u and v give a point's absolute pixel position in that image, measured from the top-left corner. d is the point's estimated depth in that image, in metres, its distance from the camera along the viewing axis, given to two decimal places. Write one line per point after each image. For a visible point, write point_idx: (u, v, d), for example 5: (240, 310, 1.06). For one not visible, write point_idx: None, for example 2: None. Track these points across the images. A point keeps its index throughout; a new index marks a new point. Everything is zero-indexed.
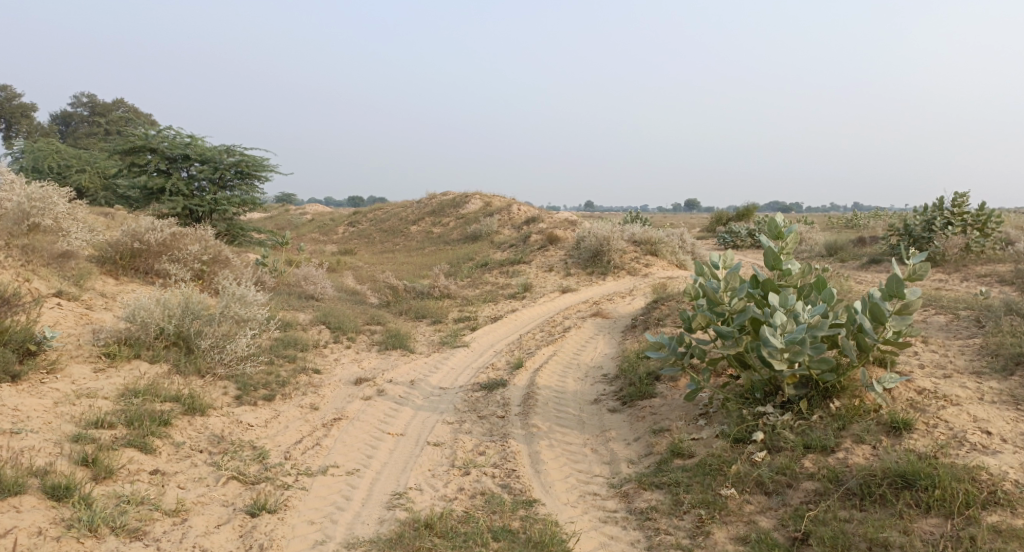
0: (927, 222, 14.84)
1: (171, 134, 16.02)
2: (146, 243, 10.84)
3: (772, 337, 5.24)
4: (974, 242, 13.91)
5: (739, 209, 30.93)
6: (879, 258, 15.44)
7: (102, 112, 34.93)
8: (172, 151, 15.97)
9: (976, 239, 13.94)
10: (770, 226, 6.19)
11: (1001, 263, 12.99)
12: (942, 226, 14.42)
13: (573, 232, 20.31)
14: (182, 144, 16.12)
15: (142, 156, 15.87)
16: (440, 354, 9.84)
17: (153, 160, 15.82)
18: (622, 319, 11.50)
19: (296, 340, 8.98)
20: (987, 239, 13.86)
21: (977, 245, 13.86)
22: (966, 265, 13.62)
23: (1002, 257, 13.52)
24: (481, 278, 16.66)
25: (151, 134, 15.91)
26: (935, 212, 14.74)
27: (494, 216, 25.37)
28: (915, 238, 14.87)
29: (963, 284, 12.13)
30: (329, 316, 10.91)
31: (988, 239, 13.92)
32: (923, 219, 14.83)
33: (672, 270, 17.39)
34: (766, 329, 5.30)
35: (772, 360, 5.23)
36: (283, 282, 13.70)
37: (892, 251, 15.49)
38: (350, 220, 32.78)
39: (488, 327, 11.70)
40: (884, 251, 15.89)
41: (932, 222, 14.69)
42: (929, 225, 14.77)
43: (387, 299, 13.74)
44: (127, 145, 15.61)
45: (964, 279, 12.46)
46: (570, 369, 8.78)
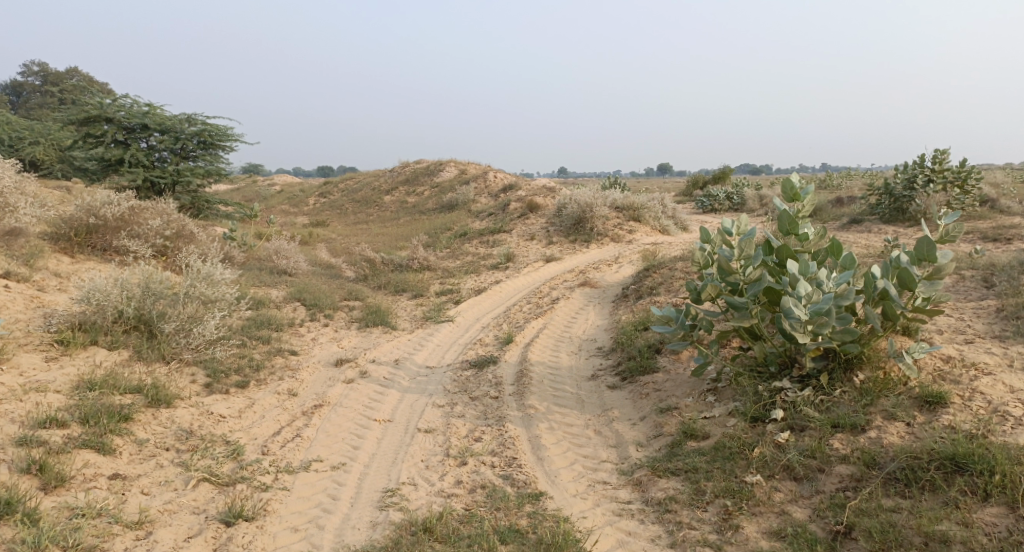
0: (907, 181, 14.27)
1: (127, 102, 15.17)
2: (103, 219, 10.16)
3: (795, 308, 4.77)
4: (954, 201, 13.73)
5: (714, 172, 30.55)
6: (859, 217, 15.10)
7: (56, 83, 33.52)
8: (129, 120, 15.12)
9: (957, 197, 13.70)
10: (784, 188, 5.69)
11: (986, 220, 12.73)
12: (923, 184, 13.93)
13: (552, 199, 19.78)
14: (139, 113, 15.25)
15: (97, 126, 14.95)
16: (424, 331, 9.33)
17: (109, 130, 14.92)
18: (612, 288, 11.06)
19: (269, 320, 8.41)
20: (969, 196, 13.61)
21: (959, 203, 13.62)
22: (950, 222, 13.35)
23: (986, 214, 13.28)
24: (460, 248, 16.12)
25: (106, 102, 15.01)
26: (915, 169, 14.16)
27: (469, 185, 24.73)
28: (896, 197, 14.34)
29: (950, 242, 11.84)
30: (304, 292, 10.33)
31: (970, 197, 13.67)
32: (902, 177, 14.38)
33: (655, 236, 16.98)
34: (787, 298, 4.82)
35: (795, 332, 4.77)
36: (253, 258, 13.08)
37: (872, 210, 15.18)
38: (321, 191, 31.90)
39: (473, 300, 11.20)
40: (864, 211, 15.60)
41: (912, 179, 14.13)
42: (909, 182, 14.14)
43: (364, 273, 13.16)
44: (81, 115, 14.64)
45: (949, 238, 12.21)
46: (563, 343, 8.32)
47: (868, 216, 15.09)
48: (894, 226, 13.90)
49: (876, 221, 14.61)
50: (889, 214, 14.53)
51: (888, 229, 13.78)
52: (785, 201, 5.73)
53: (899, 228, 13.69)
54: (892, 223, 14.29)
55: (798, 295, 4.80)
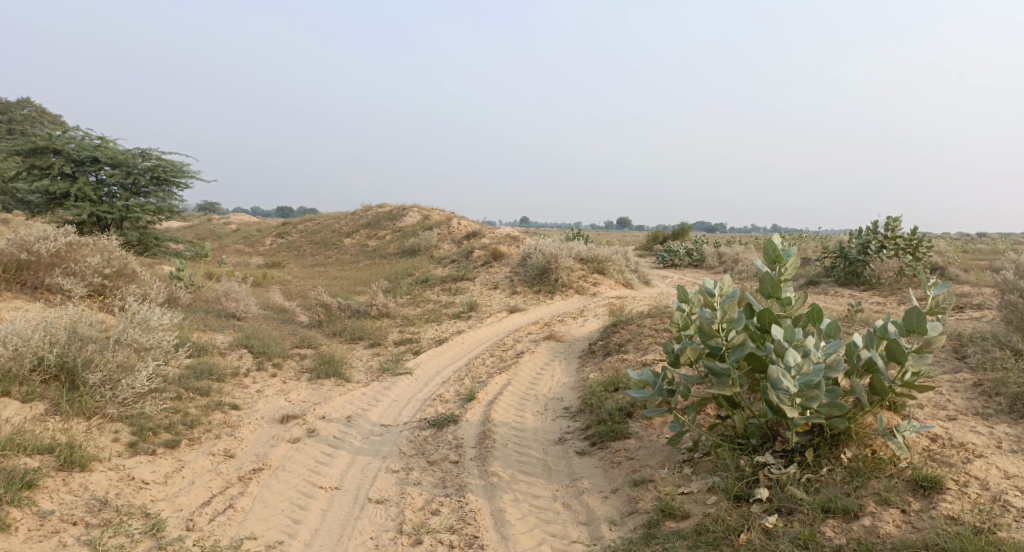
0: (861, 245, 14.22)
1: (78, 134, 14.50)
2: (36, 254, 9.44)
3: (783, 379, 4.33)
4: (906, 267, 13.69)
5: (674, 228, 30.71)
6: (817, 279, 15.03)
7: (7, 112, 32.48)
8: (79, 153, 14.42)
9: (909, 263, 13.72)
10: (765, 249, 5.31)
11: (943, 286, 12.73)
12: (876, 250, 13.88)
13: (515, 248, 19.45)
14: (90, 146, 14.61)
15: (44, 158, 14.16)
16: (380, 384, 8.75)
17: (57, 162, 14.16)
18: (577, 343, 10.61)
19: (211, 370, 7.78)
20: (919, 263, 13.63)
21: (911, 269, 13.65)
22: (902, 288, 13.37)
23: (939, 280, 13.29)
24: (421, 295, 15.60)
25: (55, 133, 14.30)
26: (868, 235, 14.11)
27: (431, 230, 24.32)
28: (850, 261, 14.28)
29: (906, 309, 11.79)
30: (252, 338, 9.69)
31: (922, 263, 13.70)
32: (857, 240, 14.36)
33: (619, 289, 16.70)
34: (774, 368, 4.39)
35: (784, 406, 4.34)
36: (201, 301, 12.40)
37: (828, 272, 15.13)
38: (279, 231, 31.15)
39: (432, 351, 10.64)
40: (820, 273, 15.56)
41: (866, 245, 14.09)
42: (863, 247, 14.11)
43: (319, 318, 12.54)
44: (27, 145, 13.83)
45: (904, 303, 12.18)
46: (527, 402, 7.79)
47: (825, 278, 15.04)
48: (850, 289, 13.82)
49: (833, 283, 14.54)
50: (844, 276, 14.48)
51: (845, 291, 13.69)
52: (766, 263, 5.33)
53: (856, 291, 13.61)
54: (848, 286, 14.21)
55: (787, 365, 4.37)
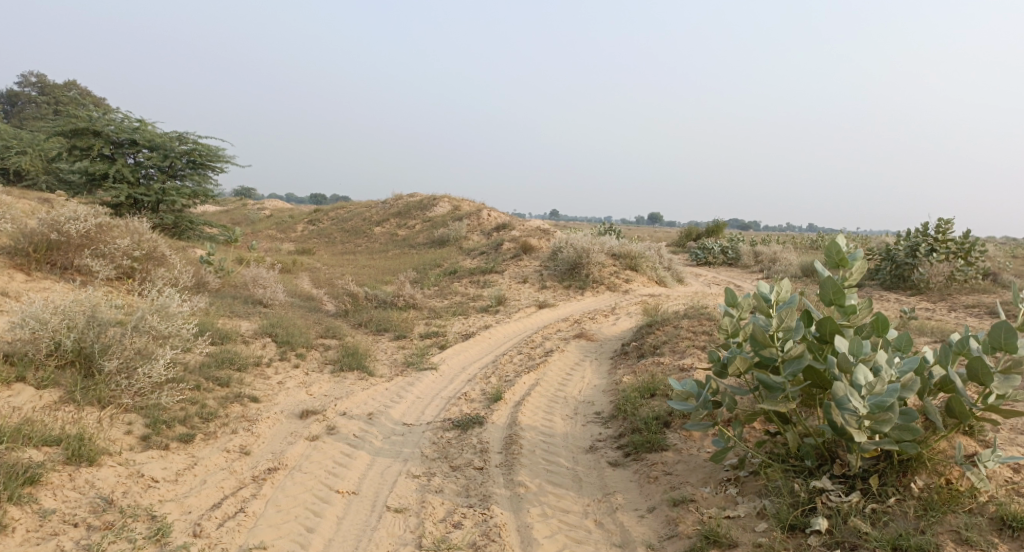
0: (910, 248, 13.66)
1: (117, 116, 14.43)
2: (66, 235, 9.32)
3: (851, 398, 3.97)
4: (957, 272, 13.11)
5: (708, 225, 30.10)
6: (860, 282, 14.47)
7: (50, 94, 32.92)
8: (118, 135, 14.36)
9: (959, 268, 13.11)
10: (828, 251, 4.93)
11: (994, 296, 12.15)
12: (925, 253, 13.31)
13: (547, 242, 19.10)
14: (129, 128, 14.55)
15: (84, 139, 14.13)
16: (403, 379, 8.47)
17: (97, 144, 14.12)
18: (610, 343, 10.24)
19: (232, 359, 7.57)
20: (971, 268, 13.04)
21: (961, 275, 13.04)
22: (951, 294, 12.77)
23: (990, 288, 12.69)
24: (449, 287, 15.33)
25: (96, 115, 14.23)
26: (917, 238, 13.57)
27: (462, 221, 24.06)
28: (897, 264, 13.74)
29: (956, 317, 11.22)
30: (277, 326, 9.47)
31: (973, 269, 13.11)
32: (903, 244, 13.81)
33: (652, 287, 16.27)
34: (841, 386, 4.02)
35: (851, 429, 3.95)
36: (229, 287, 12.25)
37: (872, 275, 14.58)
38: (310, 218, 31.11)
39: (459, 346, 10.34)
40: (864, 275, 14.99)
41: (915, 247, 13.55)
42: (912, 250, 13.58)
43: (346, 307, 12.30)
44: (68, 127, 13.81)
45: (953, 311, 11.63)
46: (556, 404, 7.46)
47: (868, 281, 14.49)
48: (895, 294, 13.26)
49: (876, 287, 13.97)
50: (889, 280, 13.93)
51: (890, 295, 13.12)
52: (829, 266, 4.94)
53: (901, 296, 13.06)
54: (894, 290, 13.66)
55: (855, 383, 4.00)
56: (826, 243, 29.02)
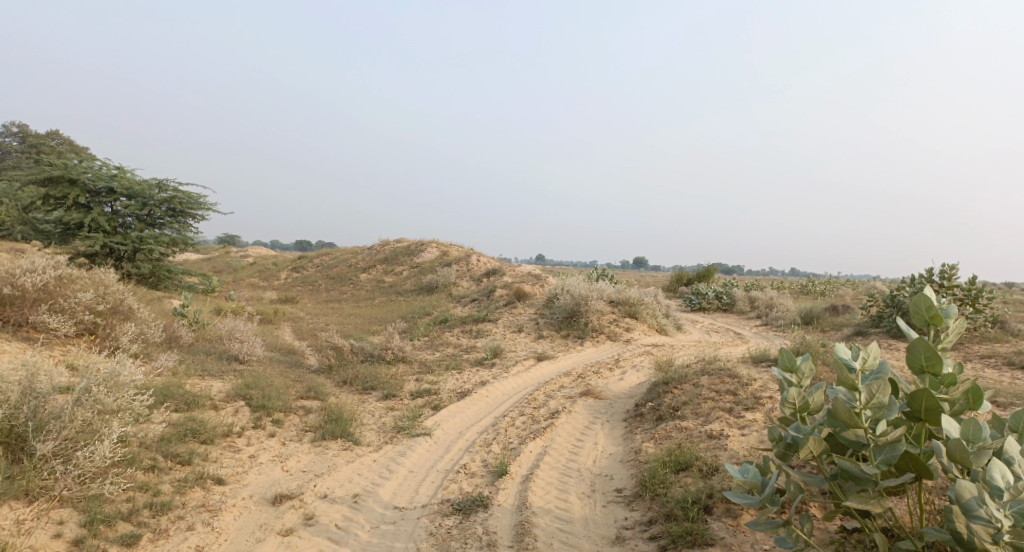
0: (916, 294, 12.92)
1: (95, 164, 13.59)
2: (20, 289, 8.38)
3: (987, 505, 3.18)
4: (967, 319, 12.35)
5: (699, 269, 29.50)
6: (863, 328, 13.56)
7: (33, 141, 32.22)
8: (95, 183, 13.49)
9: (969, 315, 12.36)
10: (916, 307, 4.09)
11: (1010, 345, 11.43)
12: None
13: (541, 288, 18.26)
14: (107, 175, 13.72)
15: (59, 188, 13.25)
16: (394, 447, 7.52)
17: (72, 192, 13.22)
18: (620, 401, 9.33)
19: (197, 431, 6.65)
20: (981, 316, 12.29)
21: (972, 322, 12.27)
22: (964, 344, 11.95)
23: (1002, 336, 11.95)
24: (439, 337, 14.41)
25: (72, 163, 13.38)
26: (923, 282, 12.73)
27: (451, 267, 23.21)
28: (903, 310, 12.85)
29: (973, 368, 10.47)
30: (254, 386, 8.47)
31: (983, 316, 12.39)
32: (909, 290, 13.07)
33: (653, 336, 15.44)
34: (973, 488, 3.22)
35: (990, 545, 3.14)
36: (203, 341, 11.27)
37: (877, 323, 13.73)
38: (295, 265, 30.13)
39: (454, 405, 9.40)
40: (868, 323, 14.26)
41: None
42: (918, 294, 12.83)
43: (330, 361, 11.32)
44: (42, 175, 12.92)
45: (968, 360, 10.89)
46: (570, 478, 6.56)
47: (875, 328, 13.71)
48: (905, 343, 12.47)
49: (882, 334, 13.17)
50: (895, 328, 12.94)
51: (898, 344, 12.14)
52: (916, 325, 4.09)
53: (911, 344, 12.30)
54: (902, 339, 12.82)
55: (992, 486, 3.21)
56: (817, 286, 28.47)
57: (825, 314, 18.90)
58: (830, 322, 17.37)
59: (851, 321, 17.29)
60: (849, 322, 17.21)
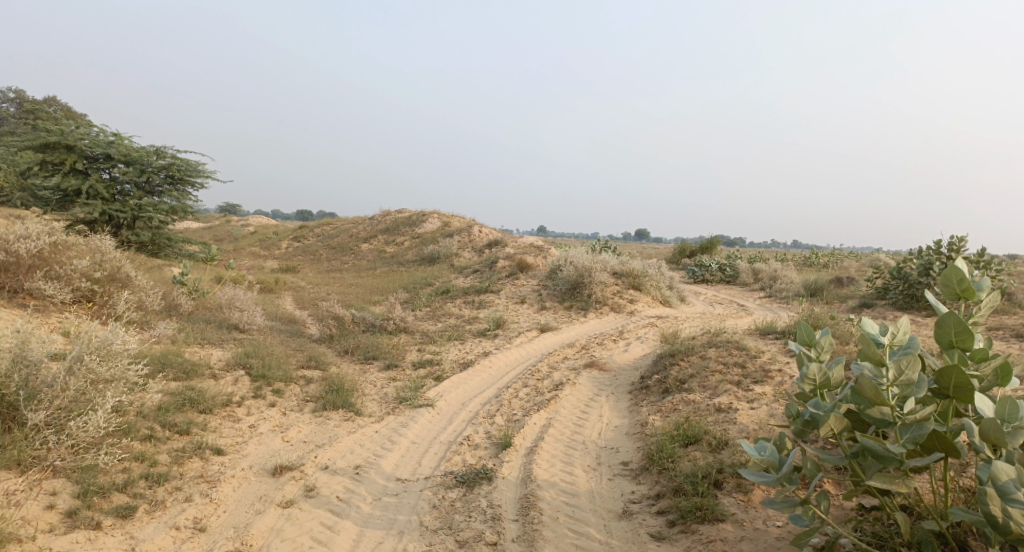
0: (923, 265, 12.48)
1: (92, 129, 13.30)
2: (16, 255, 8.20)
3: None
4: None
5: (701, 241, 29.27)
6: (869, 300, 13.37)
7: (32, 109, 31.90)
8: (92, 150, 13.23)
9: None
10: (946, 280, 3.94)
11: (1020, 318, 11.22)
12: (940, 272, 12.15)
13: (544, 259, 18.06)
14: (105, 141, 13.44)
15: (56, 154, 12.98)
16: (396, 418, 7.40)
17: (70, 159, 12.96)
18: (625, 374, 9.20)
19: (195, 400, 6.53)
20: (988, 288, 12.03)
21: None
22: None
23: (1010, 310, 11.73)
24: (441, 308, 14.26)
25: (68, 128, 13.09)
26: (931, 254, 12.31)
27: (453, 237, 23.01)
28: (910, 283, 12.56)
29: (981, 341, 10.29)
30: (253, 355, 8.32)
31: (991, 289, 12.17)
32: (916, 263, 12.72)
33: (657, 308, 15.28)
34: (1009, 469, 3.10)
35: None
36: (202, 310, 11.12)
37: (882, 295, 13.48)
38: (295, 235, 29.91)
39: (456, 376, 9.26)
40: (873, 295, 14.06)
41: (928, 264, 12.29)
42: (925, 268, 12.33)
43: (331, 331, 11.18)
44: (39, 140, 12.63)
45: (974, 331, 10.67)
46: (575, 451, 6.44)
47: (880, 300, 13.51)
48: (910, 315, 12.24)
49: (888, 306, 12.98)
50: (901, 300, 12.72)
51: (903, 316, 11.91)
52: (945, 299, 3.94)
53: (917, 316, 12.07)
54: (908, 311, 12.47)
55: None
56: (820, 259, 28.28)
57: (829, 287, 18.70)
58: (834, 294, 17.19)
59: (855, 294, 17.11)
60: (854, 295, 17.02)
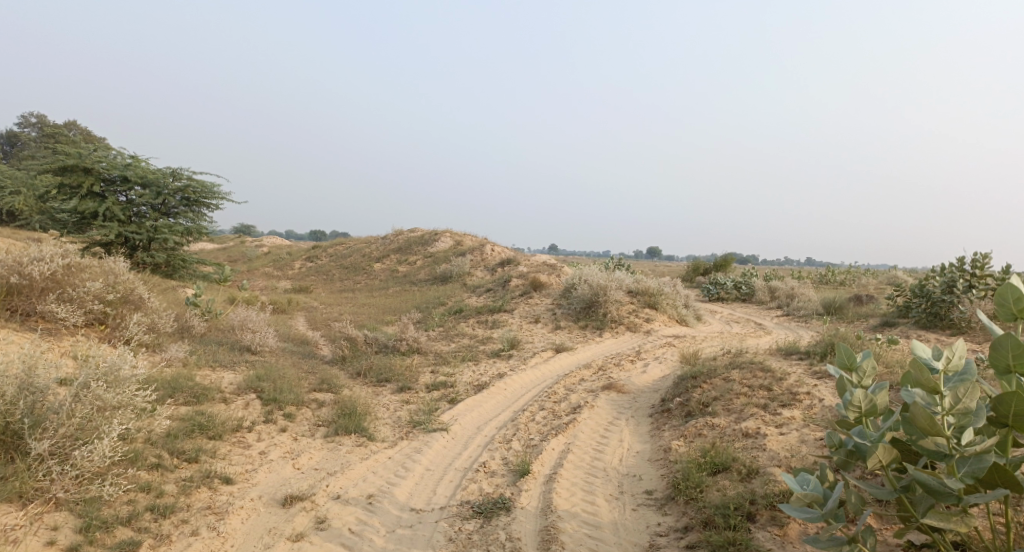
0: (946, 283, 12.08)
1: (109, 152, 13.26)
2: (28, 277, 8.07)
3: None
4: None
5: (716, 259, 28.92)
6: (891, 319, 13.01)
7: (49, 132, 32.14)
8: (109, 172, 13.18)
9: None
10: (1001, 300, 3.84)
11: None
12: (963, 290, 11.80)
13: (558, 278, 17.83)
14: (121, 164, 13.40)
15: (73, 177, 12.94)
16: (411, 443, 7.20)
17: (87, 181, 12.91)
18: (645, 396, 8.95)
19: (206, 426, 6.35)
20: None
21: None
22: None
23: None
24: (455, 328, 14.05)
25: (86, 151, 13.06)
26: (954, 271, 11.96)
27: (465, 256, 22.85)
28: (932, 301, 12.16)
29: None
30: (265, 378, 8.13)
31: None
32: (937, 281, 12.32)
33: (674, 327, 15.01)
34: None
35: None
36: (214, 332, 10.97)
37: (904, 314, 13.09)
38: (308, 255, 29.84)
39: (471, 399, 9.04)
40: (894, 314, 13.70)
41: (951, 282, 11.95)
42: (948, 285, 11.96)
43: (344, 352, 10.99)
44: (57, 163, 12.58)
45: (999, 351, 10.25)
46: (597, 479, 6.22)
47: (902, 319, 13.12)
48: (932, 334, 11.82)
49: (909, 324, 12.63)
50: (922, 319, 12.34)
51: (927, 335, 11.56)
52: (1002, 320, 3.84)
53: (940, 335, 11.62)
54: (930, 330, 12.07)
55: None
56: (835, 277, 27.88)
57: (848, 305, 18.32)
58: (854, 313, 16.80)
59: (875, 312, 16.71)
60: (874, 313, 16.65)
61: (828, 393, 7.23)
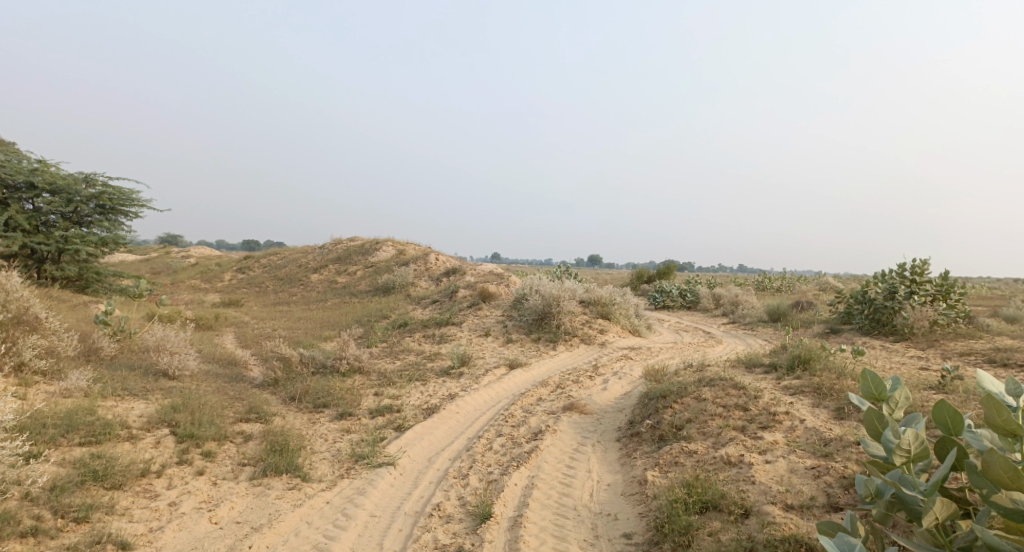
0: (888, 290, 11.68)
1: (13, 156, 11.94)
2: None
3: None
4: (941, 316, 11.06)
5: (659, 267, 28.52)
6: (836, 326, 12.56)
7: None
8: (13, 178, 11.84)
9: (941, 313, 11.10)
10: None
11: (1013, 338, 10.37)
12: (906, 296, 11.34)
13: (506, 288, 17.01)
14: (27, 169, 12.06)
15: None
16: (349, 482, 6.28)
17: None
18: (609, 417, 8.17)
19: (104, 472, 5.30)
20: (954, 313, 11.08)
21: (944, 319, 11.03)
22: (938, 342, 10.70)
23: (977, 333, 10.69)
24: (399, 343, 13.13)
25: None
26: (894, 278, 11.56)
27: (408, 266, 21.84)
28: (876, 307, 11.70)
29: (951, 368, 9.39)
30: (182, 409, 7.07)
31: (956, 312, 11.19)
32: (879, 287, 11.82)
33: (628, 338, 14.35)
34: None
35: None
36: (129, 354, 9.78)
37: (848, 320, 12.62)
38: (240, 266, 28.32)
39: (418, 424, 8.10)
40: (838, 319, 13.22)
41: (893, 289, 11.55)
42: (891, 292, 11.57)
43: (275, 374, 9.93)
44: None
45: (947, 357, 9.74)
46: (567, 520, 5.42)
47: (847, 325, 12.63)
48: (876, 340, 11.21)
49: (854, 331, 12.15)
50: (867, 325, 11.85)
51: (875, 341, 11.08)
52: None
53: (883, 342, 11.01)
54: (875, 336, 11.56)
55: None
56: (774, 283, 27.77)
57: (792, 312, 17.92)
58: (800, 319, 16.37)
59: (817, 319, 16.33)
60: (818, 320, 16.23)
61: (808, 412, 6.60)
